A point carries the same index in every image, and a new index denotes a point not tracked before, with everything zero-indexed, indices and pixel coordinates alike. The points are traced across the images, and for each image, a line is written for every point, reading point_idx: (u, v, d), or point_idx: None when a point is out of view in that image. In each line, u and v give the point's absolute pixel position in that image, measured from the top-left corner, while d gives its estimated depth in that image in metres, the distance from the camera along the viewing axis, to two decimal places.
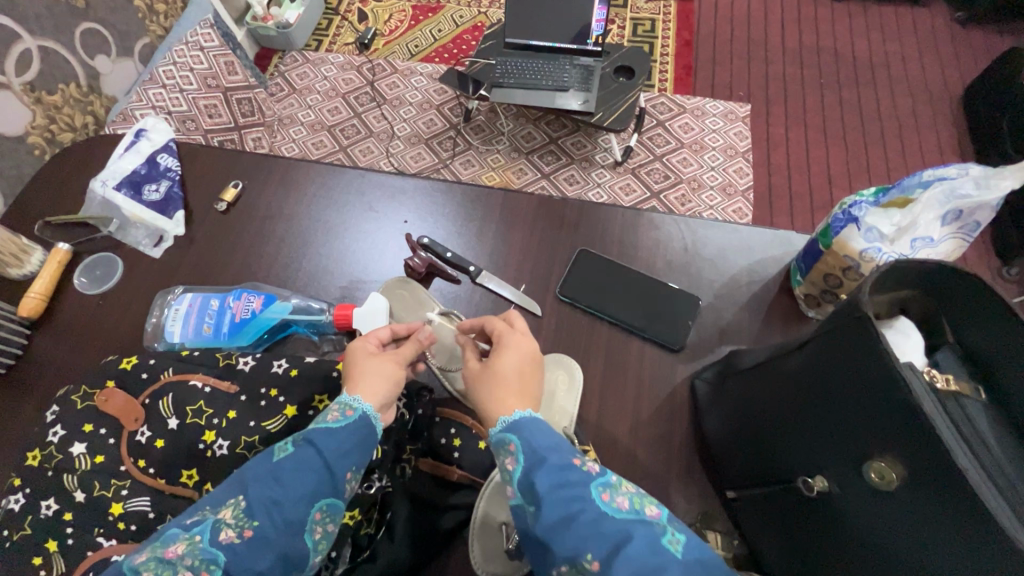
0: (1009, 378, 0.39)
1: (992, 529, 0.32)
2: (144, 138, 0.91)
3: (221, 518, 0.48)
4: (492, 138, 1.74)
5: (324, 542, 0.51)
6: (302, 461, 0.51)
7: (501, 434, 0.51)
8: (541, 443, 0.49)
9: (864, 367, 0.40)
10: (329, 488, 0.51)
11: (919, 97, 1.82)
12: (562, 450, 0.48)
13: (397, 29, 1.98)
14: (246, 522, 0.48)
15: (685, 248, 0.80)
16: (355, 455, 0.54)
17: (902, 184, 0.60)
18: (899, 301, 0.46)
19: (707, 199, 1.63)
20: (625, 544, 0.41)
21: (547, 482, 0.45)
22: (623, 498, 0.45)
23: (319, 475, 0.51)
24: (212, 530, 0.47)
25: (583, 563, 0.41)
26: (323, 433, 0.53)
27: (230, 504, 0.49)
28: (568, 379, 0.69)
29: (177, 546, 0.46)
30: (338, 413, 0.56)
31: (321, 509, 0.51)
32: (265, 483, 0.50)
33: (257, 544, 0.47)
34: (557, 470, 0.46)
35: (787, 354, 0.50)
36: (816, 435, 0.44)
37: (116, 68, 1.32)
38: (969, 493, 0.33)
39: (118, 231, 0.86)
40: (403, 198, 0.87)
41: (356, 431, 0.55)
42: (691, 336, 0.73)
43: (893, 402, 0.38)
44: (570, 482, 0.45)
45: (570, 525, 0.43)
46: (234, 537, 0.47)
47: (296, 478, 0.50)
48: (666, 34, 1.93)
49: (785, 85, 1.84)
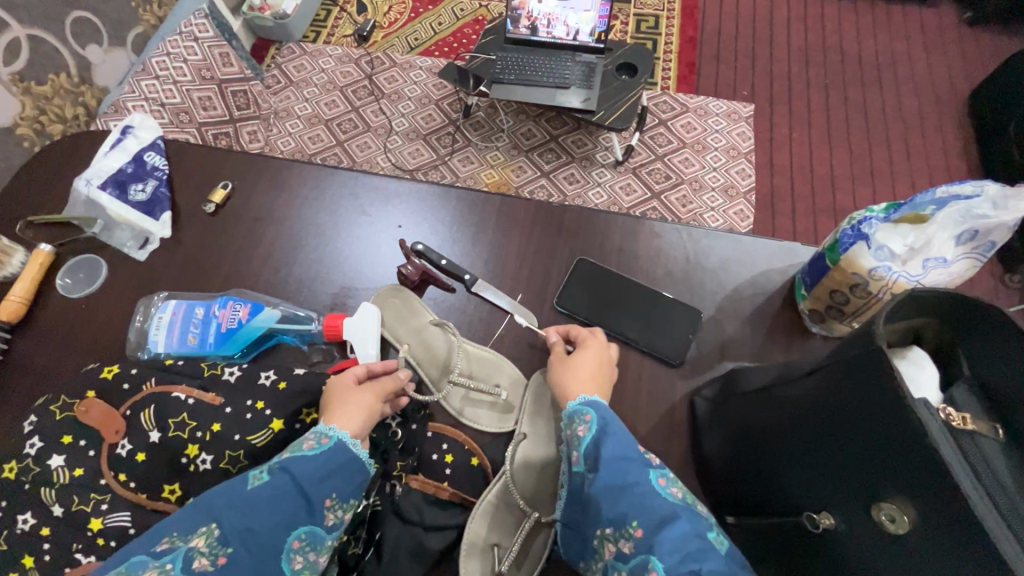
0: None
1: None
2: (131, 135, 0.88)
3: (194, 546, 0.46)
4: (492, 135, 1.71)
5: (306, 570, 0.50)
6: (278, 488, 0.50)
7: (578, 406, 0.58)
8: (612, 424, 0.55)
9: (875, 402, 0.38)
10: (306, 514, 0.50)
11: (925, 98, 1.79)
12: (628, 435, 0.55)
13: (397, 21, 1.94)
14: (221, 550, 0.46)
15: (686, 258, 0.77)
16: (334, 481, 0.53)
17: (915, 201, 0.57)
18: (912, 329, 0.44)
19: (708, 201, 1.60)
20: (668, 521, 0.46)
21: (610, 452, 0.52)
22: (673, 491, 0.50)
23: (297, 501, 0.50)
24: (185, 559, 0.45)
25: (627, 528, 0.47)
26: (298, 461, 0.52)
27: (202, 532, 0.47)
28: None
29: (148, 574, 0.44)
30: (314, 442, 0.55)
31: (300, 537, 0.50)
32: (239, 509, 0.48)
33: (232, 572, 0.46)
34: (622, 448, 0.53)
35: (792, 381, 0.48)
36: (822, 470, 0.42)
37: (108, 58, 1.28)
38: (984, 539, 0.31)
39: (103, 231, 0.83)
40: (397, 202, 0.85)
41: (335, 457, 0.54)
42: (692, 350, 0.71)
43: (909, 442, 0.35)
44: (630, 459, 0.52)
45: (623, 493, 0.49)
46: (207, 565, 0.45)
47: (272, 505, 0.49)
48: (670, 31, 1.90)
49: (790, 85, 1.81)
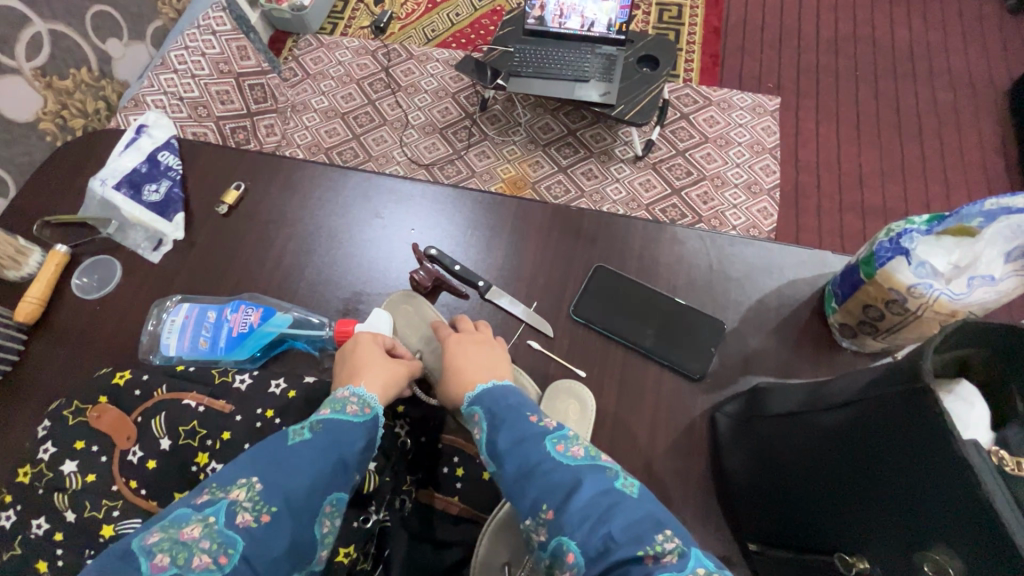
0: None
1: None
2: (145, 135, 0.87)
3: (235, 500, 0.45)
4: (509, 129, 1.68)
5: (329, 538, 0.50)
6: (318, 450, 0.51)
7: (468, 408, 0.57)
8: (502, 407, 0.55)
9: (921, 442, 0.35)
10: (340, 481, 0.51)
11: (963, 91, 1.70)
12: (520, 412, 0.54)
13: (414, 12, 1.92)
14: (263, 506, 0.45)
15: (710, 266, 0.74)
16: (364, 455, 0.54)
17: (960, 212, 0.53)
18: (957, 358, 0.40)
19: (730, 197, 1.55)
20: (575, 489, 0.45)
21: (506, 441, 0.51)
22: (579, 448, 0.50)
23: (335, 465, 0.51)
24: (228, 512, 0.44)
25: (541, 513, 0.46)
26: (338, 425, 0.53)
27: (242, 486, 0.46)
28: (578, 407, 0.65)
29: (192, 528, 0.42)
30: (357, 407, 0.56)
31: (332, 502, 0.50)
32: (280, 466, 0.48)
33: (274, 528, 0.45)
34: (515, 430, 0.52)
35: (823, 411, 0.45)
36: (855, 509, 0.40)
37: (128, 52, 1.28)
38: None
39: (117, 233, 0.83)
40: (411, 205, 0.83)
41: (369, 430, 0.56)
42: (714, 363, 0.68)
43: (955, 489, 0.32)
44: (525, 438, 0.51)
45: (527, 476, 0.48)
46: (251, 520, 0.44)
47: (311, 465, 0.49)
48: (693, 21, 1.84)
49: (819, 77, 1.74)
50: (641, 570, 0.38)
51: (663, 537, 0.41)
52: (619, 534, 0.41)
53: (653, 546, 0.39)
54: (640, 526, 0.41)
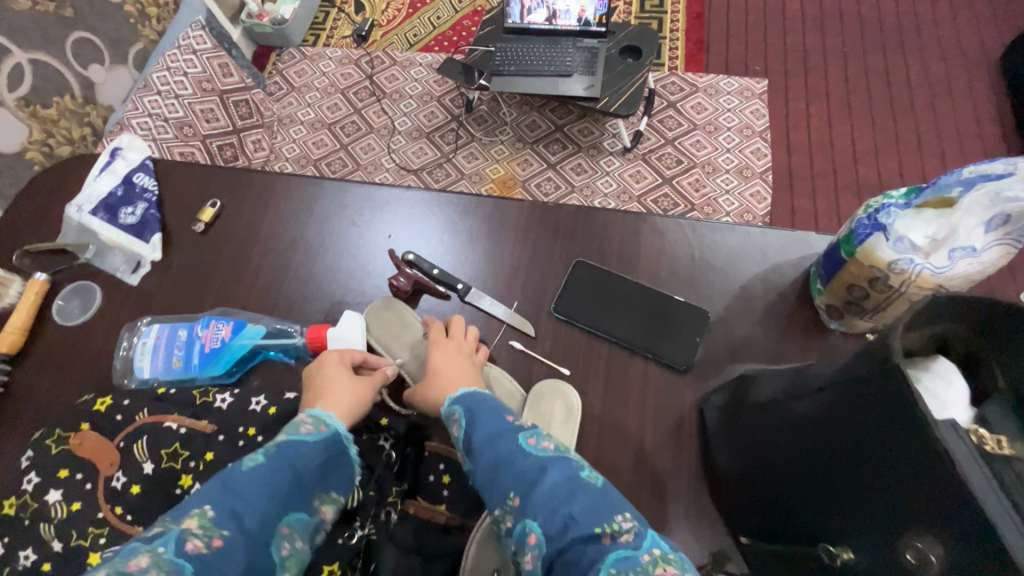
0: None
1: None
2: (119, 157, 0.87)
3: (186, 528, 0.43)
4: (495, 129, 1.67)
5: (291, 560, 0.49)
6: (274, 470, 0.50)
7: (448, 407, 0.57)
8: (477, 405, 0.55)
9: (896, 421, 0.34)
10: (298, 501, 0.50)
11: (955, 60, 1.68)
12: (495, 409, 0.55)
13: (395, 18, 1.91)
14: (215, 531, 0.44)
15: (692, 255, 0.73)
16: (324, 472, 0.54)
17: (938, 182, 0.51)
18: (936, 335, 0.39)
19: (722, 183, 1.54)
20: (541, 478, 0.47)
21: (480, 436, 0.52)
22: (549, 443, 0.51)
23: (291, 486, 0.50)
24: (177, 541, 0.42)
25: (508, 502, 0.47)
26: (296, 445, 0.53)
27: (194, 515, 0.44)
28: (564, 407, 0.64)
29: (139, 559, 0.40)
30: (311, 427, 0.55)
31: (290, 523, 0.50)
32: (231, 492, 0.47)
33: (228, 552, 0.43)
34: (489, 426, 0.52)
35: (803, 396, 0.43)
36: (834, 500, 0.39)
37: (111, 77, 1.28)
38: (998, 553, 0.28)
39: (96, 257, 0.82)
40: (387, 211, 0.82)
41: (327, 448, 0.55)
42: (699, 353, 0.67)
43: (928, 458, 0.32)
44: (497, 433, 0.52)
45: (498, 470, 0.49)
46: (202, 547, 0.42)
47: (267, 487, 0.48)
48: (676, 8, 1.82)
49: (805, 56, 1.72)
50: (597, 548, 0.42)
51: (623, 517, 0.44)
52: (579, 514, 0.44)
53: (610, 525, 0.43)
54: (599, 508, 0.44)
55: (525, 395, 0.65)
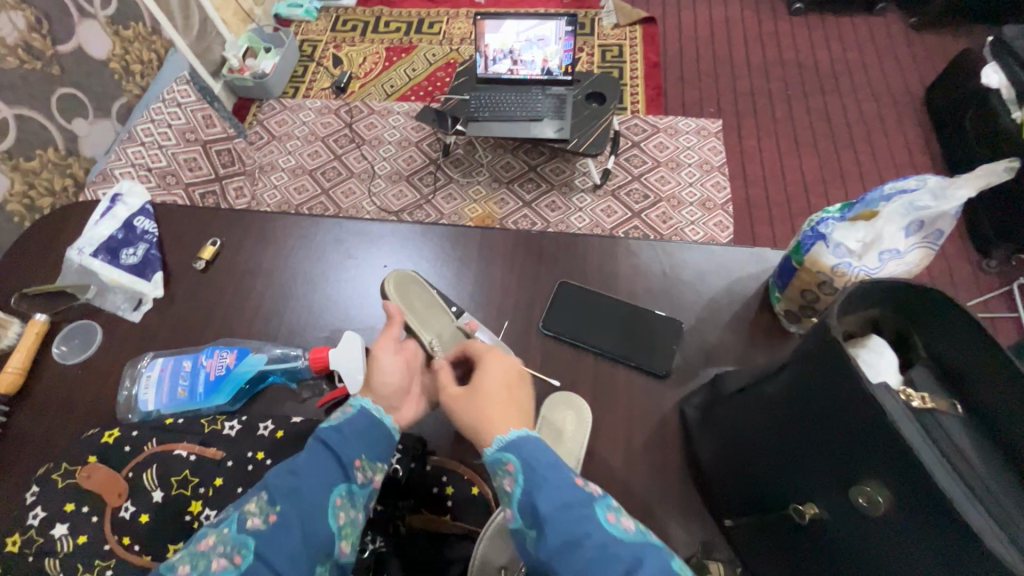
0: (988, 392, 0.40)
1: (975, 541, 0.33)
2: (120, 202, 0.91)
3: (245, 510, 0.51)
4: (472, 171, 1.76)
5: (348, 528, 0.55)
6: (314, 453, 0.56)
7: (498, 453, 0.53)
8: (540, 462, 0.51)
9: (846, 393, 0.40)
10: (342, 474, 0.56)
11: (884, 99, 1.87)
12: (561, 470, 0.51)
13: (373, 71, 2.03)
14: (269, 509, 0.51)
15: (663, 272, 0.80)
16: (363, 443, 0.58)
17: (866, 199, 0.60)
18: (870, 319, 0.47)
19: (687, 215, 1.65)
20: (634, 568, 0.43)
21: (550, 503, 0.48)
22: (629, 522, 0.48)
23: (333, 465, 0.55)
24: (239, 521, 0.50)
25: None
26: (330, 428, 0.58)
27: (253, 499, 0.52)
28: (574, 417, 0.68)
29: (208, 539, 0.50)
30: (342, 410, 0.61)
31: (341, 495, 0.55)
32: (282, 475, 0.54)
33: (280, 527, 0.50)
34: (561, 493, 0.48)
35: (769, 377, 0.50)
36: (798, 464, 0.45)
37: (94, 130, 1.32)
38: (940, 498, 0.34)
39: (96, 297, 0.85)
40: (381, 244, 0.88)
41: (361, 423, 0.59)
42: (677, 359, 0.73)
43: (877, 424, 0.38)
44: (571, 503, 0.48)
45: (573, 549, 0.45)
46: (260, 522, 0.50)
47: (312, 468, 0.54)
48: (633, 59, 2.00)
49: (752, 98, 1.90)
50: None
51: None
52: None
53: None
54: None
55: (548, 406, 0.69)
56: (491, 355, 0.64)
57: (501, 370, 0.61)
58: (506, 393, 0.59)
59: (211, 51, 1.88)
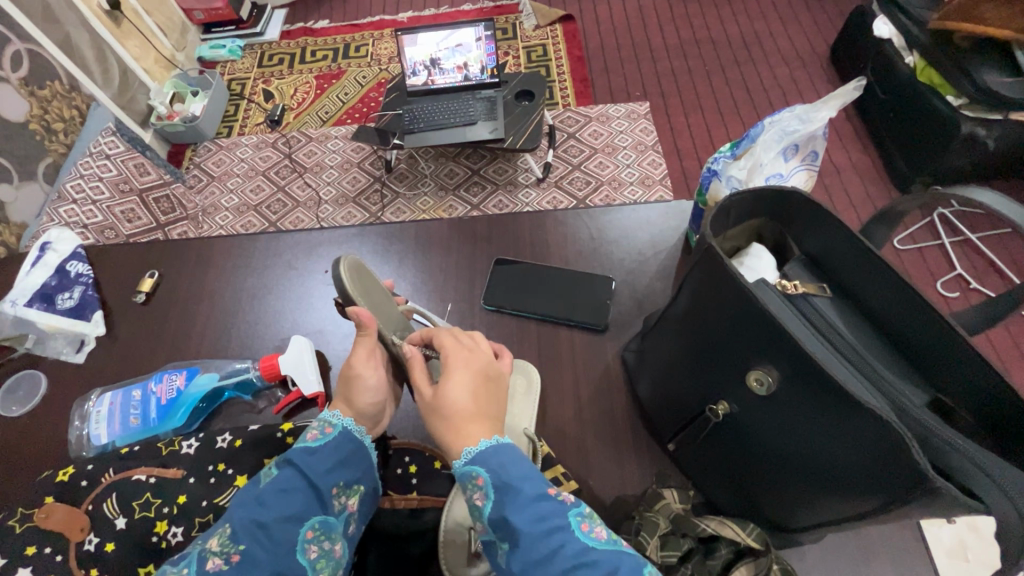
0: (845, 276, 0.50)
1: (839, 394, 0.40)
2: (49, 250, 0.89)
3: (207, 548, 0.50)
4: (417, 183, 1.79)
5: (323, 560, 0.53)
6: (285, 482, 0.54)
7: (465, 468, 0.49)
8: (513, 472, 0.47)
9: (728, 295, 0.46)
10: (317, 505, 0.54)
11: (794, 62, 1.99)
12: (537, 479, 0.47)
13: (305, 100, 2.05)
14: (232, 548, 0.50)
15: (591, 236, 0.85)
16: (341, 470, 0.57)
17: (749, 135, 0.65)
18: (753, 230, 0.57)
19: (629, 195, 1.71)
20: None
21: (523, 517, 0.44)
22: (601, 528, 0.45)
23: (307, 494, 0.54)
24: (199, 560, 0.49)
25: None
26: (303, 452, 0.57)
27: (217, 534, 0.51)
28: (525, 381, 0.69)
29: None
30: (318, 431, 0.59)
31: (313, 526, 0.53)
32: (249, 507, 0.52)
33: (242, 567, 0.49)
34: (533, 505, 0.45)
35: (675, 299, 0.56)
36: (708, 367, 0.51)
37: (20, 195, 1.26)
38: (812, 366, 0.41)
39: (36, 345, 0.83)
40: (321, 251, 0.90)
41: (338, 447, 0.58)
42: (613, 313, 0.77)
43: (754, 314, 0.44)
44: (547, 514, 0.45)
45: (546, 564, 0.42)
46: (221, 563, 0.49)
47: (281, 499, 0.53)
48: (558, 55, 2.07)
49: (674, 78, 1.99)
50: None
51: None
52: None
53: None
54: None
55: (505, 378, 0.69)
56: (461, 349, 0.56)
57: (469, 368, 0.55)
58: (475, 396, 0.54)
59: (136, 101, 1.87)
